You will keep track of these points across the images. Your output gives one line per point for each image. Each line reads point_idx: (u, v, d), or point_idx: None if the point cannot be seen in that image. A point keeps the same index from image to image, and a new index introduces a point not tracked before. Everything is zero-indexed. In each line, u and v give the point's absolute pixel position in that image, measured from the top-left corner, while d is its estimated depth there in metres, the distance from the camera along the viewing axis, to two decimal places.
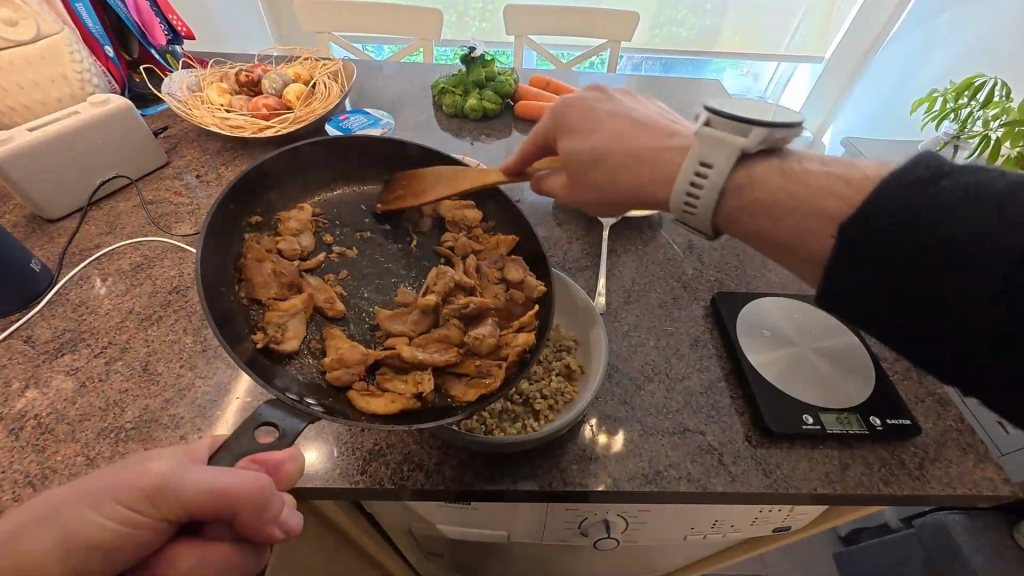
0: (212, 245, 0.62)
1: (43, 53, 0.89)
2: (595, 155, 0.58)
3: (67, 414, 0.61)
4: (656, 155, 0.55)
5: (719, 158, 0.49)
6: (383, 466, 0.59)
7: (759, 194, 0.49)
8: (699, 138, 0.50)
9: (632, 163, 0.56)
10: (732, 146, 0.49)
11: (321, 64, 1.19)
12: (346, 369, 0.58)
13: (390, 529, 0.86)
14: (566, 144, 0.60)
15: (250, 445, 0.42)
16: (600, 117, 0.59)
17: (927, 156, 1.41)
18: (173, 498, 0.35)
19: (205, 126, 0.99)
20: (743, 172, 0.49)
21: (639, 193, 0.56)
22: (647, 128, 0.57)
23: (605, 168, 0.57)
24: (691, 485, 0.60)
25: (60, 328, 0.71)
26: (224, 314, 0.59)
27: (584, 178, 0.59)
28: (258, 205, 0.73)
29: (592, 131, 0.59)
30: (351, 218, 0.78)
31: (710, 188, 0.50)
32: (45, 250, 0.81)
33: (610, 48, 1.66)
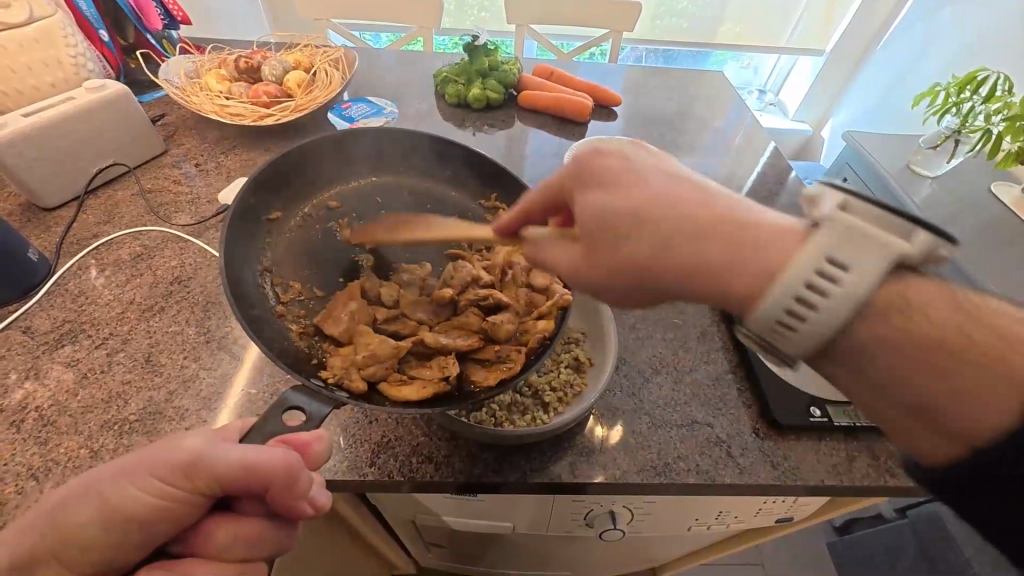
0: (235, 237, 0.63)
1: (37, 37, 0.87)
2: (637, 219, 0.42)
3: (69, 406, 0.60)
4: (723, 228, 0.40)
5: (863, 260, 0.34)
6: (392, 458, 0.59)
7: (920, 327, 0.35)
8: (828, 223, 0.35)
9: (690, 237, 0.40)
10: (887, 249, 0.34)
11: (321, 51, 1.17)
12: (380, 365, 0.56)
13: (393, 520, 0.86)
14: (594, 201, 0.45)
15: (278, 427, 0.43)
16: (639, 171, 0.45)
17: (928, 150, 1.40)
18: (207, 473, 0.36)
19: (205, 113, 0.97)
20: (893, 286, 0.35)
21: (698, 281, 0.40)
22: (711, 195, 0.43)
23: (650, 238, 0.41)
24: (700, 477, 0.60)
25: (58, 319, 0.69)
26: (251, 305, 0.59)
27: (619, 251, 0.43)
28: (279, 199, 0.72)
29: (631, 187, 0.44)
30: (366, 207, 0.78)
31: (843, 299, 0.34)
32: (42, 239, 0.80)
33: (610, 38, 1.64)
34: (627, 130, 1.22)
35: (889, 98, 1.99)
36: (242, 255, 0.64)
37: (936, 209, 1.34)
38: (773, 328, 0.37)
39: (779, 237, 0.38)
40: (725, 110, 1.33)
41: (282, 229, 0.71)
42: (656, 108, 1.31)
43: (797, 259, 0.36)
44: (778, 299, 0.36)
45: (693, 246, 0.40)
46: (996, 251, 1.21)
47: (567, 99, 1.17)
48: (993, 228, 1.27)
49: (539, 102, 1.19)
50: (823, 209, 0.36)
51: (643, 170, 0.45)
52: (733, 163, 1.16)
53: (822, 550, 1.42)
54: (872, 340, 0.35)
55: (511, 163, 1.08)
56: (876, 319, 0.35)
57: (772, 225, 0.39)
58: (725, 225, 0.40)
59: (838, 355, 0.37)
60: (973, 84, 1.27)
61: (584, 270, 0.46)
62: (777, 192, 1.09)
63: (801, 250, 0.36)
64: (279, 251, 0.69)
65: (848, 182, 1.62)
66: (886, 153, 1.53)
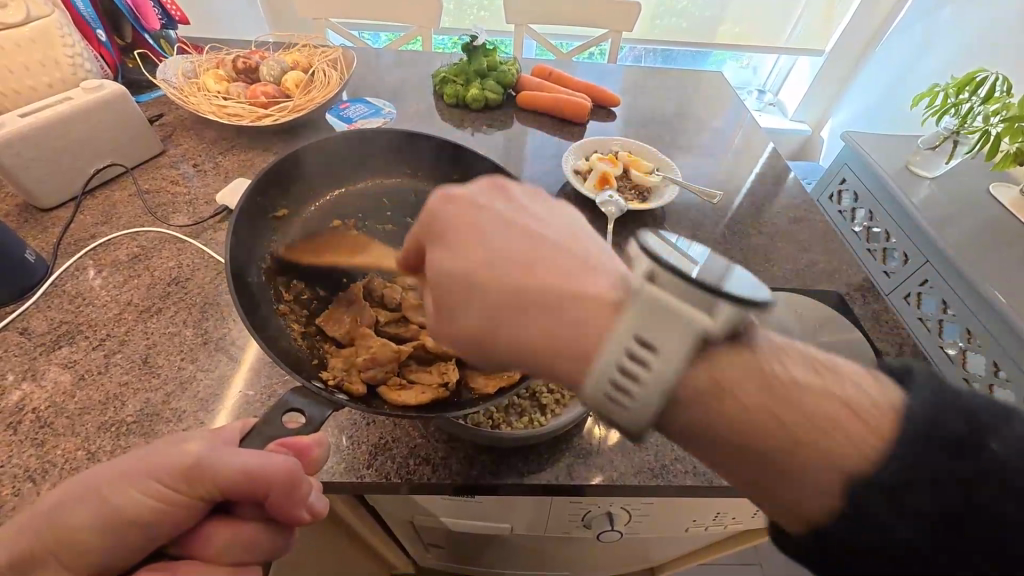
0: (242, 233, 0.64)
1: (35, 37, 0.87)
2: (467, 287, 0.39)
3: (67, 407, 0.60)
4: (552, 296, 0.38)
5: (668, 342, 0.33)
6: (390, 460, 0.59)
7: (734, 403, 0.34)
8: (635, 298, 0.34)
9: (517, 307, 0.38)
10: (688, 329, 0.33)
11: (320, 51, 1.17)
12: (379, 368, 0.56)
13: (391, 521, 0.86)
14: (434, 263, 0.41)
15: (277, 430, 0.43)
16: (482, 223, 0.42)
17: (927, 151, 1.40)
18: (207, 477, 0.35)
19: (203, 113, 0.97)
20: (705, 371, 0.34)
21: (532, 354, 0.37)
22: (555, 253, 0.40)
23: (480, 309, 0.38)
24: (697, 479, 0.60)
25: (56, 320, 0.69)
26: (253, 302, 0.59)
27: (453, 319, 0.40)
28: (285, 199, 0.74)
29: (470, 247, 0.41)
30: (369, 212, 0.78)
31: (653, 384, 0.34)
32: (39, 239, 0.79)
33: (610, 38, 1.64)
34: (626, 130, 1.21)
35: (889, 98, 1.99)
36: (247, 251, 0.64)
37: (934, 210, 1.34)
38: (604, 401, 0.35)
39: (592, 303, 0.37)
40: (724, 111, 1.33)
41: (286, 227, 0.72)
42: (655, 109, 1.31)
43: (612, 341, 0.35)
44: (600, 374, 0.35)
45: (536, 316, 0.38)
46: (994, 251, 1.21)
47: (566, 100, 1.17)
48: (990, 229, 1.27)
49: (538, 102, 1.19)
50: (637, 278, 0.35)
51: (492, 220, 0.42)
52: (733, 164, 1.16)
53: None
54: (695, 425, 0.35)
55: (509, 164, 1.07)
56: (698, 402, 0.34)
57: (589, 291, 0.38)
58: (548, 291, 0.38)
59: (682, 436, 0.36)
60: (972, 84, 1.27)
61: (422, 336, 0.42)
62: (775, 193, 1.09)
63: (615, 329, 0.35)
64: (284, 249, 0.69)
65: (848, 182, 1.62)
66: (884, 154, 1.54)
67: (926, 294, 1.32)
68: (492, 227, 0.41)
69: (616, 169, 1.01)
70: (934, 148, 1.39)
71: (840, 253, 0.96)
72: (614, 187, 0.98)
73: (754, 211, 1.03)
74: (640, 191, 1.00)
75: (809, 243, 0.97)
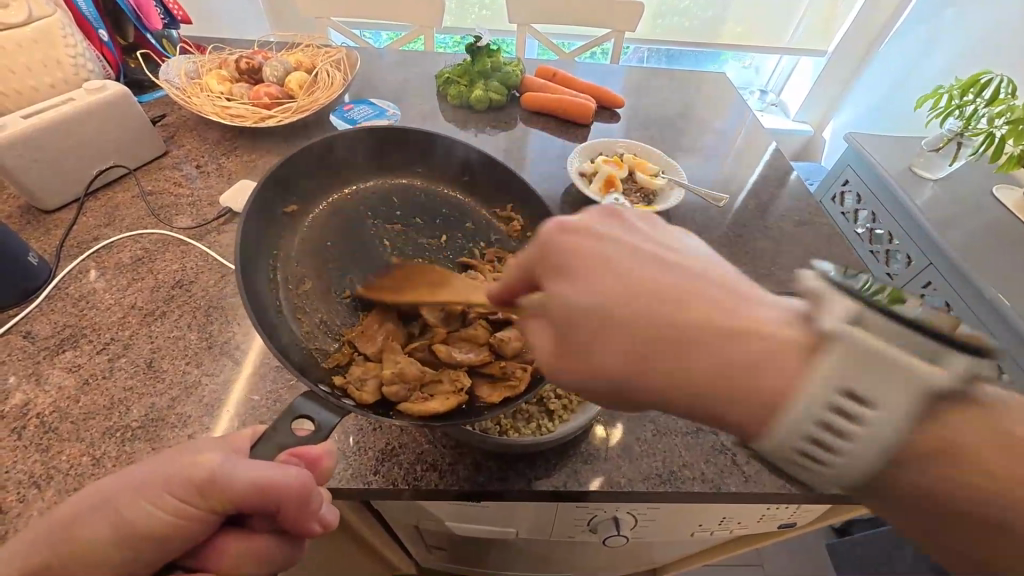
0: (251, 232, 0.63)
1: (37, 37, 0.86)
2: (604, 319, 0.35)
3: (71, 412, 0.60)
4: (716, 333, 0.33)
5: (886, 398, 0.30)
6: (397, 466, 0.58)
7: (952, 437, 0.30)
8: (841, 343, 0.31)
9: (674, 347, 0.34)
10: (908, 386, 0.30)
11: (322, 51, 1.16)
12: (403, 384, 0.54)
13: (395, 525, 0.85)
14: (559, 293, 0.37)
15: (287, 438, 0.43)
16: (607, 251, 0.38)
17: (931, 152, 1.40)
18: (222, 491, 0.36)
19: (205, 114, 0.96)
20: (925, 426, 0.30)
21: (690, 400, 0.34)
22: (702, 282, 0.36)
23: (621, 347, 0.35)
24: (705, 485, 0.60)
25: (59, 323, 0.69)
26: (260, 302, 0.59)
27: (594, 356, 0.36)
28: (295, 193, 0.73)
29: (598, 277, 0.37)
30: (377, 210, 0.77)
31: (861, 441, 0.31)
32: (42, 242, 0.79)
33: (613, 38, 1.63)
34: (630, 132, 1.21)
35: (892, 99, 1.98)
36: (256, 251, 0.64)
37: (938, 212, 1.34)
38: (793, 459, 0.33)
39: (778, 347, 0.32)
40: (727, 111, 1.33)
41: (298, 223, 0.71)
42: (659, 110, 1.30)
43: (811, 386, 0.31)
44: (791, 431, 0.32)
45: (677, 357, 0.34)
46: (998, 253, 1.21)
47: (571, 101, 1.16)
48: (994, 231, 1.27)
49: (542, 103, 1.18)
50: (835, 319, 0.31)
51: (607, 234, 0.39)
52: (737, 165, 1.16)
53: (821, 551, 1.42)
54: (877, 468, 0.32)
55: (514, 166, 1.07)
56: (902, 448, 0.31)
57: (771, 335, 0.33)
58: (712, 333, 0.33)
59: (872, 490, 0.33)
60: (976, 86, 1.26)
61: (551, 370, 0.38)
62: (780, 195, 1.08)
63: (814, 378, 0.31)
64: (296, 249, 0.69)
65: (850, 182, 1.61)
66: (888, 155, 1.53)
67: (930, 295, 1.32)
68: (602, 241, 0.38)
69: (621, 172, 1.01)
70: (938, 149, 1.38)
71: (845, 256, 0.95)
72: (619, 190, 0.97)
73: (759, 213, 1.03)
74: (645, 193, 1.00)
75: (814, 246, 0.97)
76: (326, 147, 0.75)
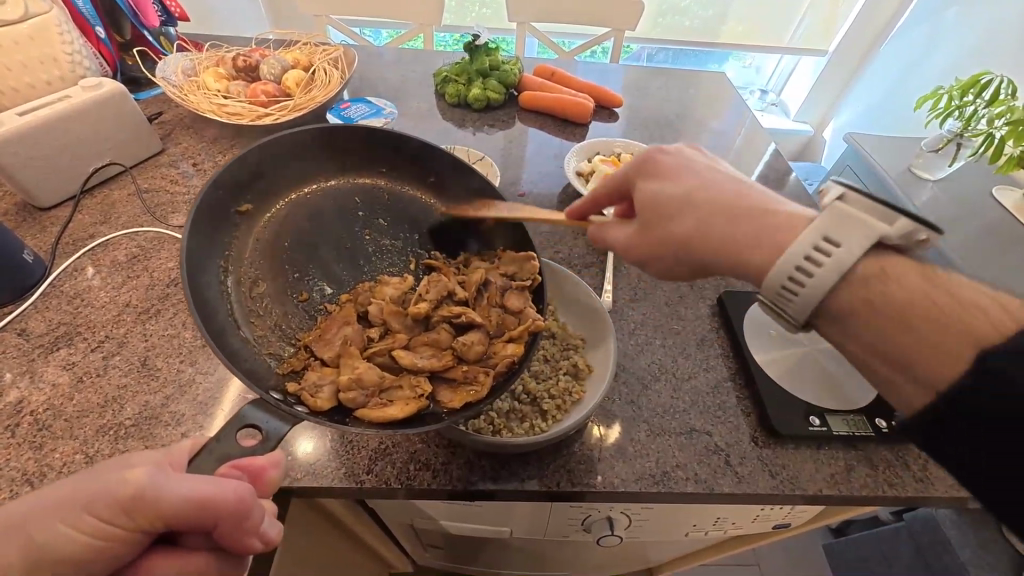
0: (199, 235, 0.59)
1: (32, 33, 0.85)
2: (683, 203, 0.48)
3: (64, 410, 0.60)
4: (753, 212, 0.45)
5: (850, 237, 0.39)
6: (390, 465, 0.58)
7: (891, 291, 0.38)
8: (827, 210, 0.41)
9: (725, 218, 0.46)
10: (868, 231, 0.39)
11: (320, 49, 1.16)
12: (362, 391, 0.54)
13: (390, 523, 0.85)
14: (650, 190, 0.51)
15: (230, 447, 0.42)
16: (691, 166, 0.51)
17: (931, 153, 1.40)
18: (150, 508, 0.36)
19: (202, 112, 0.96)
20: (873, 261, 0.39)
21: (730, 253, 0.45)
22: (747, 189, 0.48)
23: (693, 218, 0.47)
24: (698, 486, 0.60)
25: (54, 321, 0.69)
26: (209, 307, 0.56)
27: (664, 241, 0.49)
28: (251, 192, 0.67)
29: (680, 178, 0.50)
30: (340, 212, 0.73)
31: (831, 268, 0.39)
32: (38, 238, 0.79)
33: (614, 37, 1.63)
34: (628, 132, 1.21)
35: (892, 99, 1.97)
36: (206, 252, 0.60)
37: (938, 213, 1.34)
38: (778, 293, 0.42)
39: (787, 218, 0.44)
40: (724, 111, 1.32)
41: (253, 225, 0.67)
42: (658, 110, 1.30)
43: (800, 237, 0.41)
44: (786, 264, 0.41)
45: (724, 226, 0.46)
46: (998, 254, 1.21)
47: (569, 100, 1.16)
48: (992, 232, 1.26)
49: (541, 103, 1.18)
50: (826, 199, 0.41)
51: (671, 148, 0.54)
52: (735, 164, 1.16)
53: (818, 553, 1.42)
54: (849, 307, 0.40)
55: (511, 166, 1.07)
56: (855, 288, 0.39)
57: (789, 211, 0.45)
58: (753, 211, 0.45)
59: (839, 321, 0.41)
60: (976, 87, 1.26)
61: (633, 245, 0.52)
62: (778, 195, 1.08)
63: (807, 229, 0.41)
64: (252, 249, 0.66)
65: (849, 183, 1.61)
66: (886, 155, 1.53)
67: None
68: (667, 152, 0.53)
69: (618, 171, 1.00)
70: (938, 150, 1.38)
71: None
72: None
73: None
74: None
75: None
76: (304, 136, 0.70)
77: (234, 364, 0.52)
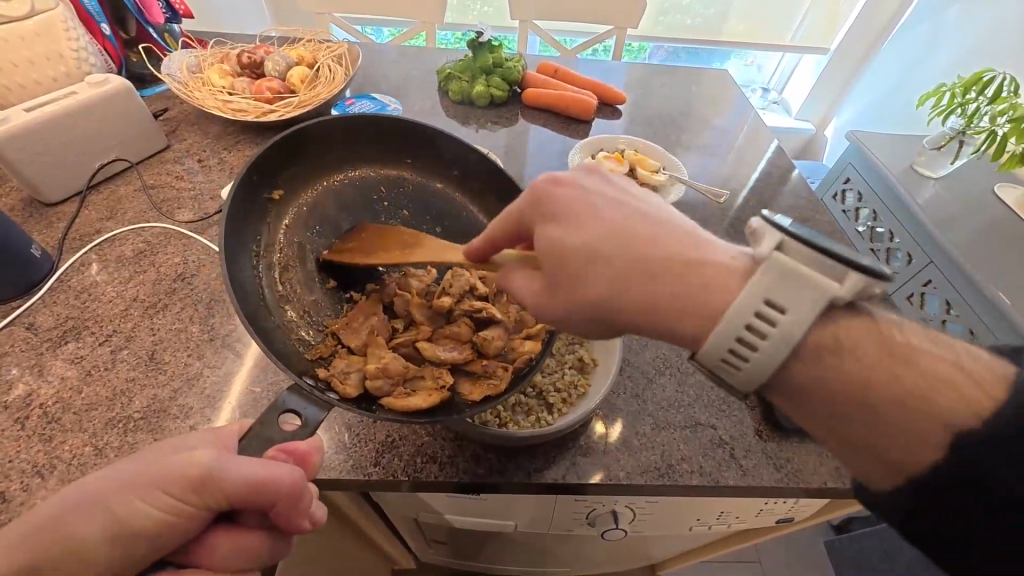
0: (234, 221, 0.61)
1: (38, 30, 0.86)
2: (591, 255, 0.43)
3: (73, 403, 0.60)
4: (677, 266, 0.40)
5: (796, 301, 0.35)
6: (396, 458, 0.59)
7: (843, 367, 0.36)
8: (768, 265, 0.36)
9: (645, 275, 0.41)
10: (815, 291, 0.35)
11: (324, 46, 1.16)
12: (387, 380, 0.55)
13: (395, 517, 0.86)
14: (549, 235, 0.45)
15: (274, 433, 0.44)
16: (595, 203, 0.46)
17: (933, 150, 1.40)
18: (213, 489, 0.37)
19: (207, 109, 0.96)
20: (823, 329, 0.37)
21: (649, 319, 0.41)
22: (664, 230, 0.43)
23: (608, 274, 0.42)
24: (703, 478, 0.60)
25: (62, 315, 0.69)
26: (244, 290, 0.57)
27: (577, 290, 0.43)
28: (282, 179, 0.69)
29: (583, 222, 0.44)
30: (363, 203, 0.74)
31: (777, 340, 0.36)
32: (44, 234, 0.79)
33: (616, 36, 1.62)
34: (631, 129, 1.21)
35: (894, 97, 1.97)
36: (239, 239, 0.61)
37: (940, 211, 1.34)
38: (720, 363, 0.38)
39: (720, 277, 0.39)
40: (728, 108, 1.33)
41: (282, 212, 0.68)
42: (660, 107, 1.30)
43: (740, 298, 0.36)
44: (722, 333, 0.37)
45: (646, 287, 0.40)
46: (1000, 252, 1.21)
47: (572, 97, 1.16)
48: (993, 229, 1.27)
49: (544, 99, 1.18)
50: (765, 248, 0.37)
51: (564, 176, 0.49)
52: (739, 161, 1.16)
53: (820, 550, 1.42)
54: (800, 383, 0.37)
55: (514, 162, 1.07)
56: (807, 360, 0.37)
57: (716, 263, 0.40)
58: (667, 269, 0.40)
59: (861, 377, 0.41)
60: (979, 84, 1.26)
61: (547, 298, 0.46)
62: (781, 192, 1.08)
63: (741, 292, 0.37)
64: (282, 237, 0.66)
65: (852, 181, 1.61)
66: (888, 153, 1.53)
67: (929, 294, 1.32)
68: (562, 184, 0.47)
69: (621, 167, 1.00)
70: (940, 148, 1.37)
71: None
72: None
73: (761, 211, 1.02)
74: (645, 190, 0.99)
75: None
76: (331, 128, 0.73)
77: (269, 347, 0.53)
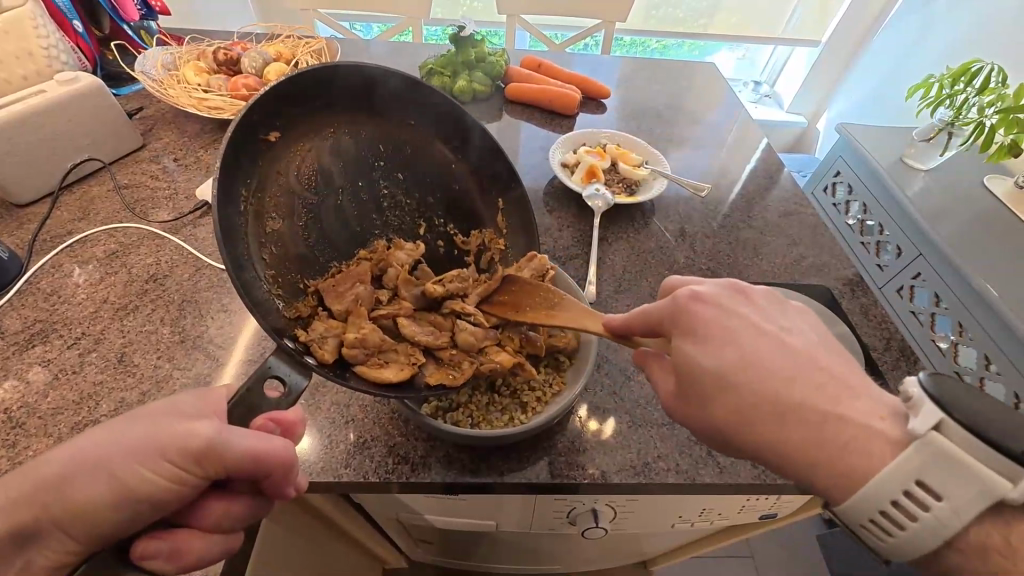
0: (230, 160, 0.49)
1: (7, 27, 0.85)
2: (721, 382, 0.43)
3: (38, 408, 0.59)
4: (814, 415, 0.40)
5: (954, 493, 0.35)
6: (368, 459, 0.58)
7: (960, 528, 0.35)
8: (919, 446, 0.36)
9: (775, 416, 0.41)
10: (982, 491, 0.35)
11: (303, 42, 1.14)
12: (363, 350, 0.54)
13: (378, 518, 0.85)
14: (686, 353, 0.45)
15: (257, 400, 0.43)
16: (732, 325, 0.45)
17: (922, 143, 1.38)
18: (216, 459, 0.37)
19: (182, 106, 0.95)
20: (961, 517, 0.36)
21: (779, 457, 0.41)
22: (798, 370, 0.42)
23: (738, 406, 0.42)
24: (680, 476, 0.59)
25: (30, 318, 0.68)
26: (230, 231, 0.48)
27: (694, 414, 0.45)
28: (281, 117, 0.55)
29: (727, 347, 0.43)
30: (361, 159, 0.63)
31: (924, 525, 0.36)
32: (14, 236, 0.78)
33: (604, 29, 1.61)
34: (616, 122, 1.20)
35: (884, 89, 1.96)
36: (231, 179, 0.49)
37: (930, 203, 1.33)
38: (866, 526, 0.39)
39: (834, 430, 0.39)
40: (717, 102, 1.31)
41: (279, 162, 0.55)
42: (647, 100, 1.29)
43: (886, 470, 0.37)
44: (873, 500, 0.38)
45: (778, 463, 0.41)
46: (989, 245, 1.20)
47: (553, 91, 1.15)
48: (981, 222, 1.26)
49: (527, 94, 1.17)
50: (919, 425, 0.37)
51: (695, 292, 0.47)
52: (725, 155, 1.15)
53: (812, 545, 1.43)
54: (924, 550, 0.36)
55: None
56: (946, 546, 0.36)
57: (852, 421, 0.39)
58: (818, 466, 0.40)
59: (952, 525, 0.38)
60: (967, 75, 1.24)
61: (671, 405, 0.47)
62: (768, 186, 1.07)
63: (892, 464, 0.37)
64: (277, 187, 0.55)
65: (841, 174, 1.60)
66: (876, 145, 1.52)
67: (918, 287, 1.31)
68: (699, 300, 0.46)
69: (603, 162, 0.99)
70: (930, 140, 1.36)
71: (830, 248, 0.94)
72: (601, 181, 0.96)
73: (744, 205, 1.01)
74: (628, 184, 0.98)
75: (798, 236, 0.96)
76: (361, 74, 0.61)
77: (252, 304, 0.46)
